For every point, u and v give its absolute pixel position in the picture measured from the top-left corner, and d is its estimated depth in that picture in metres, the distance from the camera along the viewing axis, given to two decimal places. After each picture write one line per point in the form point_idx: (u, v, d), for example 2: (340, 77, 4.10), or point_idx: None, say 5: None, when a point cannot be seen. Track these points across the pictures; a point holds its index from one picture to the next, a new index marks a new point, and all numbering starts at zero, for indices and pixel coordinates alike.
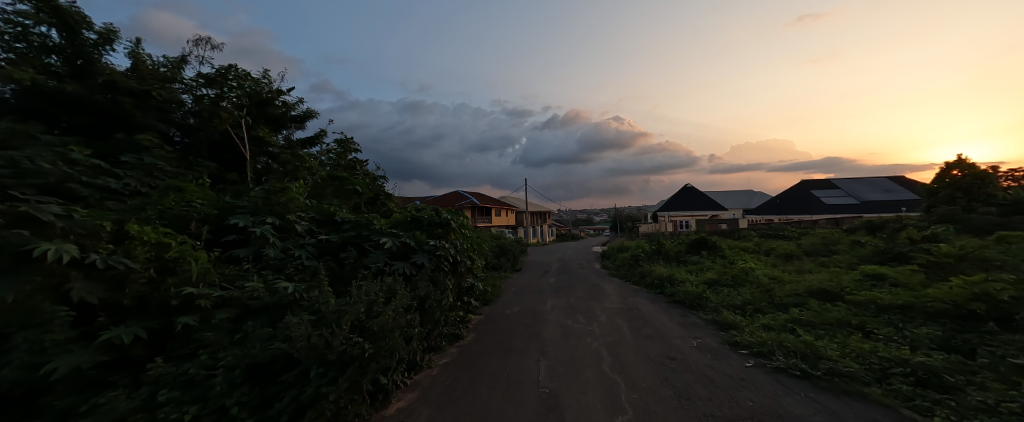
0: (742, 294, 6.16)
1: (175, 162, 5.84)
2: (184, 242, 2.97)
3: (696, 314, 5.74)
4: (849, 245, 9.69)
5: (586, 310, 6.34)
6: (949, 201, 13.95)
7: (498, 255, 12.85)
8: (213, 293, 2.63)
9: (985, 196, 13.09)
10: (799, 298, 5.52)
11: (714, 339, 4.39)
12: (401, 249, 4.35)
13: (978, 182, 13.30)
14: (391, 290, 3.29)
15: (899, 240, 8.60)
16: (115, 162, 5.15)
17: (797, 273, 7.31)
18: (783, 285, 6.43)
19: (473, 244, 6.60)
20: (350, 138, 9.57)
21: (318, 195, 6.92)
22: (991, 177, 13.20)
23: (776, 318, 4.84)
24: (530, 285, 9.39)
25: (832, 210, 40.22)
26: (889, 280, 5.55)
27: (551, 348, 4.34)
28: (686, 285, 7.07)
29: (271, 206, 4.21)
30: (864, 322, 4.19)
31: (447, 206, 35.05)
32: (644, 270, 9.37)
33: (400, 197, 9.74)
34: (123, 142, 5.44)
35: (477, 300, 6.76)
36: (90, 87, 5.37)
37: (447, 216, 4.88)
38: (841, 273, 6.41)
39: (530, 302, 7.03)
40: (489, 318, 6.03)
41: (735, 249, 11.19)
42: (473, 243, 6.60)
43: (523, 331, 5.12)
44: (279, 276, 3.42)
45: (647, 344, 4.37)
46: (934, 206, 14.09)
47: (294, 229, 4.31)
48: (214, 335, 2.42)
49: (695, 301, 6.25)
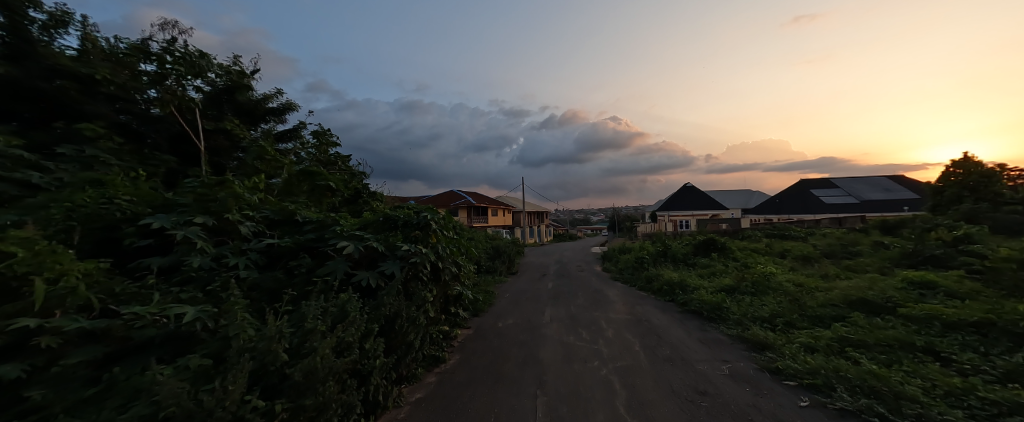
0: (767, 303, 5.42)
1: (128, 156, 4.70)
2: (52, 251, 2.15)
3: (717, 328, 4.98)
4: (871, 247, 8.98)
5: (590, 322, 5.56)
6: (955, 201, 13.42)
7: (492, 258, 12.09)
8: (69, 325, 1.81)
9: (991, 195, 12.57)
10: (838, 310, 4.77)
11: (748, 364, 3.63)
12: (367, 256, 3.53)
13: (985, 181, 12.81)
14: (340, 313, 2.49)
15: (928, 241, 7.88)
16: (49, 154, 4.09)
17: (824, 279, 6.57)
18: (812, 293, 5.68)
19: (462, 247, 5.81)
20: (329, 131, 8.77)
21: (287, 192, 6.11)
22: (999, 176, 12.69)
23: (819, 336, 4.08)
24: (527, 290, 8.61)
25: (832, 210, 39.69)
26: (940, 289, 4.82)
27: (549, 377, 3.55)
28: (701, 292, 6.31)
29: (205, 204, 3.41)
30: (932, 344, 3.44)
31: (442, 206, 34.23)
32: (651, 274, 8.61)
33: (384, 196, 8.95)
34: (62, 133, 4.34)
35: (466, 310, 5.99)
36: (29, 72, 4.27)
37: (427, 216, 4.06)
38: (878, 279, 5.67)
39: (526, 313, 6.24)
40: (478, 333, 5.22)
41: (747, 251, 10.44)
42: (461, 246, 5.80)
43: (517, 352, 4.32)
44: (197, 292, 2.62)
45: (667, 371, 3.57)
46: (941, 205, 13.58)
47: (236, 231, 3.51)
48: (53, 392, 1.62)
49: (714, 312, 5.50)
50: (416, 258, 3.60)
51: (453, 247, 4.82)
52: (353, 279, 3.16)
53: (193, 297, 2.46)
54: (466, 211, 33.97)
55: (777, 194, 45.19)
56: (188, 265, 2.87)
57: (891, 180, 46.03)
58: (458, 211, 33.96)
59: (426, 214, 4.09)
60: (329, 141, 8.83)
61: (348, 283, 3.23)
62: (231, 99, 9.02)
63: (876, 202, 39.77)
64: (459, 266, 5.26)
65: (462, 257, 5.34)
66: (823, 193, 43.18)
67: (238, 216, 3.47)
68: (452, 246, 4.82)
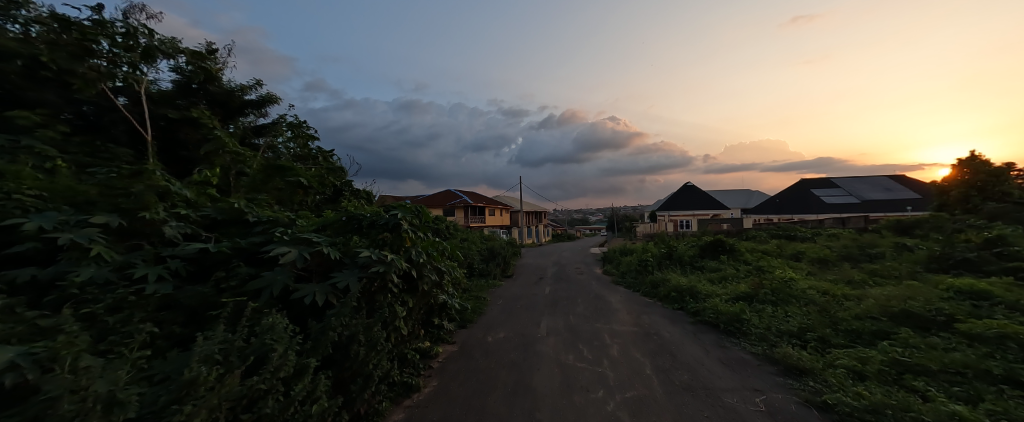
0: (794, 315, 4.77)
1: (80, 148, 3.75)
2: None
3: (740, 346, 4.32)
4: (892, 250, 8.35)
5: (593, 336, 4.90)
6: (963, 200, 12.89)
7: (486, 261, 11.41)
8: None
9: (1001, 195, 12.02)
10: (879, 325, 4.14)
11: (787, 396, 2.98)
12: (319, 263, 2.85)
13: (994, 180, 12.28)
14: (255, 348, 1.82)
15: (958, 243, 7.26)
16: None
17: (851, 286, 5.93)
18: (843, 303, 5.04)
19: (448, 251, 5.13)
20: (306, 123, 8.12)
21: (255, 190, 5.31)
22: (1008, 175, 12.16)
23: (868, 359, 3.42)
24: (523, 297, 7.94)
25: (834, 210, 39.13)
26: (996, 301, 4.18)
27: (543, 413, 2.89)
28: (716, 301, 5.65)
29: (114, 200, 2.74)
30: (1017, 374, 2.80)
31: (438, 206, 33.55)
32: (656, 279, 7.94)
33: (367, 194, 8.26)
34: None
35: (452, 321, 5.33)
36: None
37: (397, 215, 3.38)
38: (917, 287, 5.03)
39: (520, 324, 5.56)
40: (463, 350, 4.54)
41: (758, 253, 9.79)
42: (447, 249, 5.12)
43: (507, 377, 3.64)
44: (67, 318, 1.95)
45: (690, 406, 2.91)
46: (950, 205, 13.01)
47: (157, 233, 2.84)
48: None
49: (733, 324, 4.85)
50: (380, 266, 2.92)
51: (434, 251, 4.14)
52: (293, 295, 2.49)
53: (53, 326, 1.80)
54: (462, 211, 33.28)
55: (778, 194, 44.63)
56: (74, 279, 2.21)
57: (894, 180, 45.48)
58: (455, 211, 33.26)
59: (397, 213, 3.40)
60: (307, 134, 8.13)
61: (288, 299, 2.55)
62: (203, 89, 8.45)
63: (879, 202, 39.24)
64: (443, 273, 4.59)
65: (445, 262, 4.67)
66: (824, 192, 42.65)
67: (159, 216, 2.80)
68: (433, 250, 4.13)
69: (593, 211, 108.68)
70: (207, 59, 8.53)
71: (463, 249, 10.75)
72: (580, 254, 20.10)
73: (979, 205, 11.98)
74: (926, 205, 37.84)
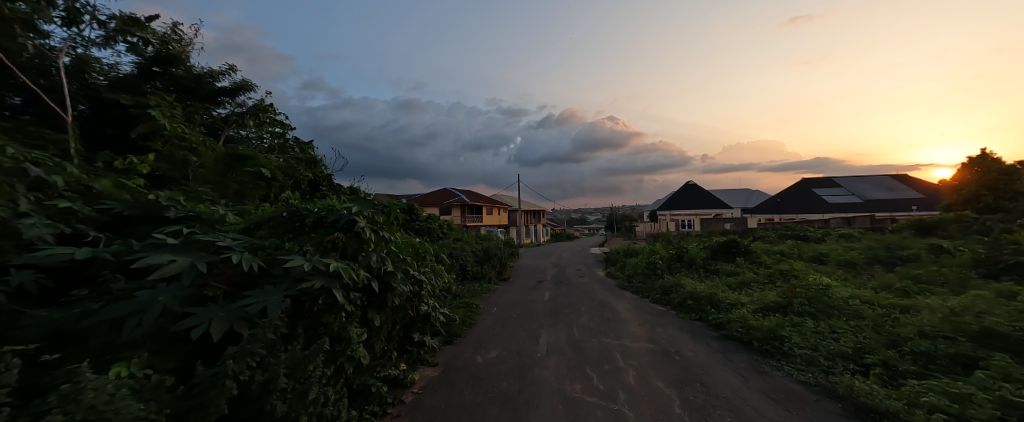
0: (843, 333, 3.99)
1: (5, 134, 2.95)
2: None
3: (784, 372, 3.55)
4: (925, 251, 7.61)
5: (604, 357, 4.11)
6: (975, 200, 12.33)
7: (480, 262, 10.60)
8: None
9: (1016, 193, 11.45)
10: (959, 347, 3.36)
11: None
12: (233, 278, 2.04)
13: (1007, 178, 11.71)
14: None
15: (1003, 245, 6.52)
16: None
17: (896, 294, 5.17)
18: (898, 316, 4.26)
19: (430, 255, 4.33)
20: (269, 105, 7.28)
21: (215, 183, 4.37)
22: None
23: (965, 398, 2.66)
24: (520, 303, 7.14)
25: (838, 209, 38.45)
26: None
27: None
28: (744, 313, 4.87)
29: None
30: None
31: (434, 205, 32.72)
32: (668, 284, 7.15)
33: (348, 189, 7.45)
34: None
35: (434, 337, 4.55)
36: None
37: (355, 211, 2.57)
38: (986, 297, 4.25)
39: (517, 340, 4.75)
40: (445, 375, 3.74)
41: (776, 255, 9.00)
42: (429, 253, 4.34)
43: (498, 418, 2.85)
44: None
45: None
46: (967, 204, 12.36)
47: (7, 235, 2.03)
48: None
49: (770, 342, 4.07)
50: (321, 282, 2.12)
51: (408, 257, 3.35)
52: (176, 326, 1.69)
53: None
54: (459, 210, 32.44)
55: (780, 194, 43.90)
56: None
57: (897, 179, 44.83)
58: (451, 209, 32.44)
59: (354, 208, 2.59)
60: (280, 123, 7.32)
61: (176, 332, 1.76)
62: (165, 72, 7.59)
63: (883, 201, 38.57)
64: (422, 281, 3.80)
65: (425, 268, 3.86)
66: (827, 191, 41.95)
67: (6, 210, 1.99)
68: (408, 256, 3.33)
69: (592, 211, 107.92)
70: (171, 40, 7.69)
71: (455, 250, 9.95)
72: (579, 255, 19.27)
73: (998, 204, 11.33)
74: (931, 205, 37.19)
